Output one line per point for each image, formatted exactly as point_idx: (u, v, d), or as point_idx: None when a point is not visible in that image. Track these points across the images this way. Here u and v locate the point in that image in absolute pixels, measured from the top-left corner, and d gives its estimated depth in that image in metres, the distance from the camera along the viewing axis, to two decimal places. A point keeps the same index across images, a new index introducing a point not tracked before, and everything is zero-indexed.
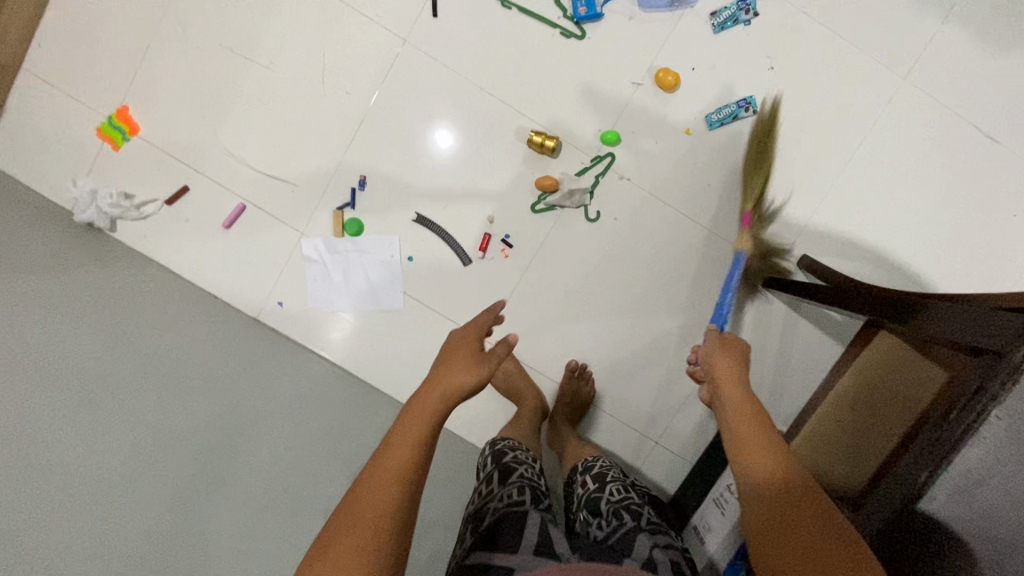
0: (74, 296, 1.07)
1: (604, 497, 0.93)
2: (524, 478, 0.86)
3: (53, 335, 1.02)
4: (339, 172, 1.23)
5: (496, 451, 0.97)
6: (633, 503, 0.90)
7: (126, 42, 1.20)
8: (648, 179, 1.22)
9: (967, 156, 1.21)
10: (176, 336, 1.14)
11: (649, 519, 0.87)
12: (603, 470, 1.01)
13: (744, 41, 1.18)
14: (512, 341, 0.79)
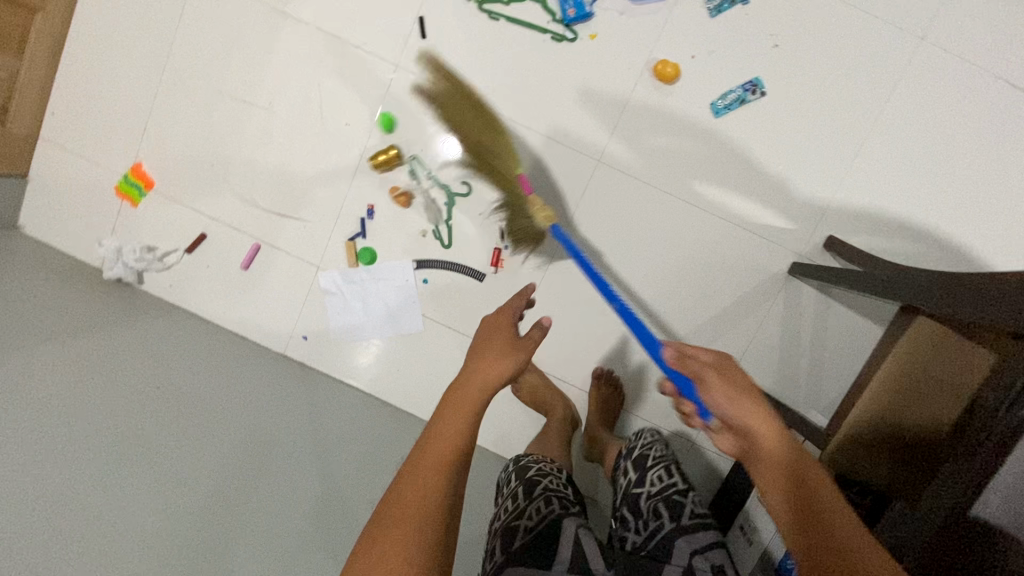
0: (113, 349, 1.13)
1: (645, 490, 0.91)
2: (550, 491, 0.86)
3: (93, 379, 1.05)
4: (346, 203, 1.24)
5: (518, 467, 0.96)
6: (677, 491, 0.87)
7: (132, 101, 1.24)
8: (657, 174, 1.18)
9: (995, 112, 1.13)
10: (211, 380, 1.18)
11: (695, 507, 0.85)
12: (643, 453, 0.99)
13: (744, 21, 1.12)
14: (546, 324, 0.89)
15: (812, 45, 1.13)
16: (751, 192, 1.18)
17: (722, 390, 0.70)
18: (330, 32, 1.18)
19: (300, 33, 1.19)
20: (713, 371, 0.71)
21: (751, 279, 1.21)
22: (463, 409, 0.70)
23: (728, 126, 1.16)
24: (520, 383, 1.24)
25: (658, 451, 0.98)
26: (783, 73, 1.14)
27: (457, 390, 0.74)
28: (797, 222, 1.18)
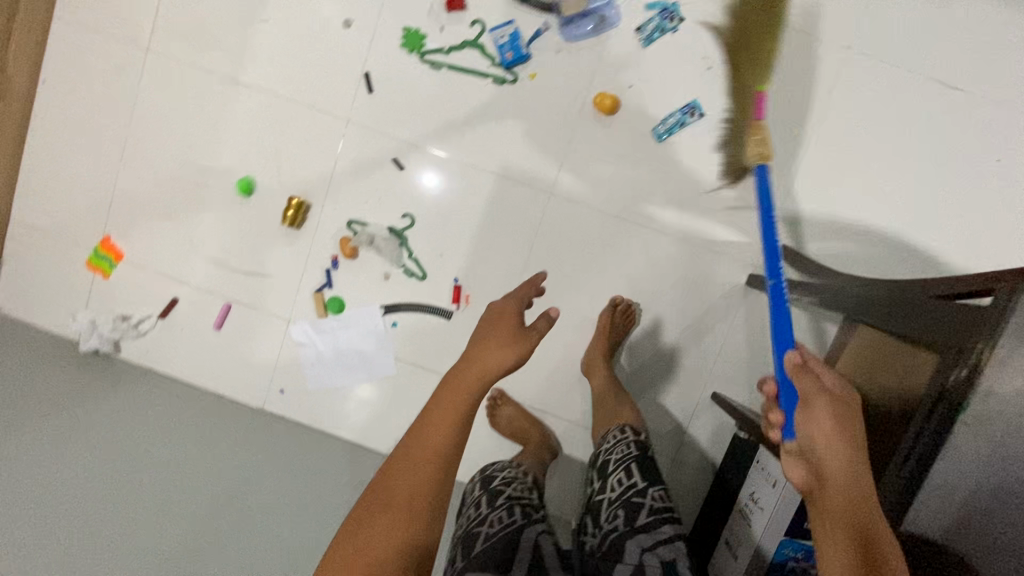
0: (123, 399, 1.23)
1: (607, 496, 0.93)
2: (512, 499, 0.90)
3: (106, 422, 1.18)
4: (311, 256, 1.27)
5: (484, 476, 0.99)
6: (636, 494, 0.90)
7: (97, 177, 1.28)
8: (608, 202, 1.22)
9: (935, 110, 1.15)
10: (200, 432, 1.23)
11: (652, 507, 0.88)
12: (605, 456, 1.01)
13: (675, 49, 1.16)
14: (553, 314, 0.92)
15: (745, 64, 1.17)
16: (702, 210, 1.21)
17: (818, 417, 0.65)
18: (282, 94, 1.23)
19: (253, 98, 1.23)
20: (825, 398, 0.66)
21: (712, 294, 1.23)
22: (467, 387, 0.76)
23: (673, 149, 1.19)
24: (500, 414, 1.27)
25: (622, 450, 0.99)
26: (720, 93, 1.17)
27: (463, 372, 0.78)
28: (750, 235, 1.21)
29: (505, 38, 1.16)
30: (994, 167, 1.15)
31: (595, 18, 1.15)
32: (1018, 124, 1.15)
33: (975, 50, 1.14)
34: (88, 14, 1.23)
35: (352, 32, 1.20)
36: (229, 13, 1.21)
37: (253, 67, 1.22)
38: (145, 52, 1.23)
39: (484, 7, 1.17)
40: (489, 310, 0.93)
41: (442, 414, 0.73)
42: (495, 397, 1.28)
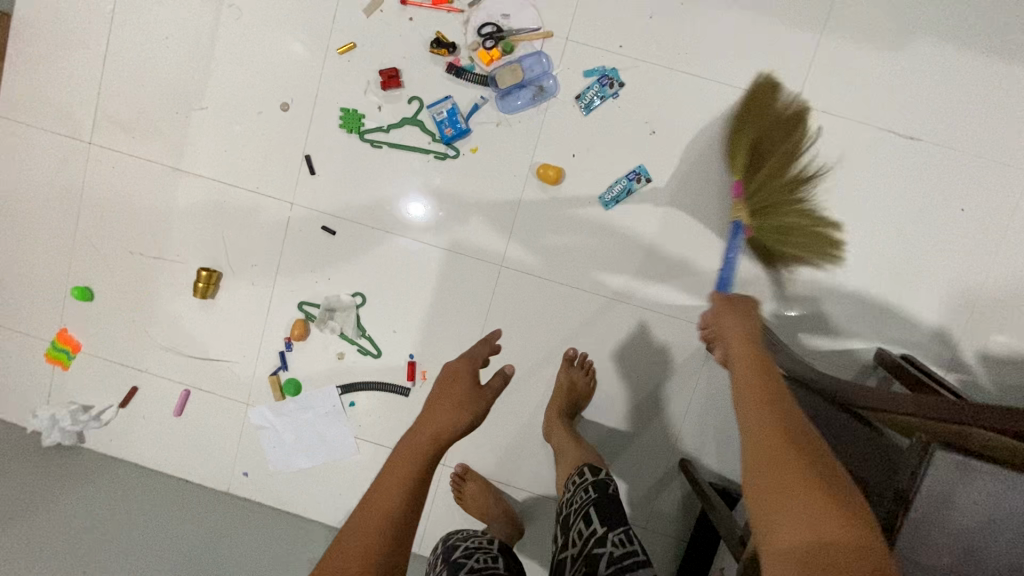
0: (93, 490, 1.24)
1: (569, 552, 0.86)
2: (473, 570, 0.84)
3: (85, 508, 1.21)
4: (265, 339, 1.26)
5: (444, 548, 0.93)
6: (596, 544, 0.82)
7: (50, 270, 1.27)
8: (561, 271, 1.19)
9: (892, 161, 1.11)
10: (170, 519, 1.24)
11: (612, 556, 0.79)
12: (567, 508, 0.93)
13: (617, 114, 1.13)
14: (509, 370, 1.05)
15: (691, 124, 1.13)
16: (655, 275, 1.17)
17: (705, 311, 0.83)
18: (226, 180, 1.22)
19: (197, 184, 1.22)
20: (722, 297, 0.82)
21: (673, 358, 1.20)
22: (426, 434, 0.83)
23: (622, 215, 1.16)
24: (464, 493, 1.22)
25: (581, 496, 0.92)
26: (667, 156, 1.14)
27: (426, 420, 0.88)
28: (708, 297, 1.17)
29: (442, 112, 1.13)
30: (958, 217, 1.11)
31: (532, 89, 1.13)
32: (981, 171, 1.10)
33: (929, 98, 1.09)
34: (28, 114, 1.23)
35: (291, 114, 1.18)
36: (167, 103, 1.20)
37: (195, 156, 1.21)
38: (87, 146, 1.23)
39: (420, 84, 1.15)
40: (443, 370, 1.00)
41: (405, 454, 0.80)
42: (459, 474, 1.24)
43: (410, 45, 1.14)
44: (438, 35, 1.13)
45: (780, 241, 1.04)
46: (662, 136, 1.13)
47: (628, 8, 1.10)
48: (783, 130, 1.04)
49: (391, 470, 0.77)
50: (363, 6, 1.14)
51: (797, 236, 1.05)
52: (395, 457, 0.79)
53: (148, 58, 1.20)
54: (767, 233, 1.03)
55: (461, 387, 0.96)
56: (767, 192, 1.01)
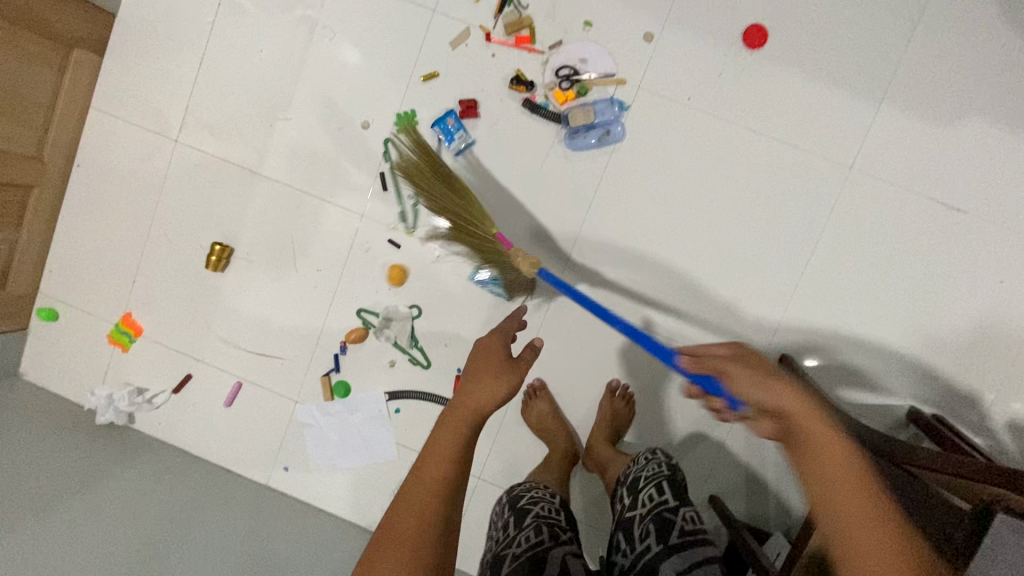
0: (144, 466, 1.29)
1: (637, 512, 0.95)
2: (541, 517, 0.92)
3: (146, 469, 1.28)
4: (321, 341, 1.31)
5: (511, 497, 1.00)
6: (668, 512, 0.92)
7: (123, 256, 1.34)
8: (610, 303, 1.24)
9: (936, 229, 1.17)
10: (215, 497, 1.28)
11: (683, 529, 0.89)
12: (637, 475, 1.02)
13: (679, 161, 1.20)
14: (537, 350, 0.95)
15: (749, 177, 1.19)
16: (701, 316, 1.23)
17: (744, 379, 0.74)
18: (301, 186, 1.28)
19: (272, 188, 1.29)
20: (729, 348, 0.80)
21: None
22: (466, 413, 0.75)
23: (675, 256, 1.22)
24: (529, 406, 1.27)
25: (653, 468, 1.01)
26: (722, 205, 1.20)
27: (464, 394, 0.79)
28: (749, 342, 1.23)
29: (459, 133, 1.21)
30: (994, 288, 1.17)
31: (600, 131, 1.19)
32: (1023, 247, 1.16)
33: (974, 174, 1.16)
34: (121, 107, 1.30)
35: (371, 132, 1.25)
36: (253, 111, 1.28)
37: (274, 161, 1.28)
38: (173, 143, 1.30)
39: (496, 116, 1.22)
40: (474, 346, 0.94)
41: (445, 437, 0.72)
42: (533, 390, 1.28)
43: (490, 79, 1.22)
44: (517, 72, 1.20)
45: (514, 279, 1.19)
46: (720, 186, 1.20)
47: (700, 64, 1.17)
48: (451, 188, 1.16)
49: (432, 444, 0.71)
50: (450, 40, 1.22)
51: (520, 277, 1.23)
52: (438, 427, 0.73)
53: (240, 68, 1.27)
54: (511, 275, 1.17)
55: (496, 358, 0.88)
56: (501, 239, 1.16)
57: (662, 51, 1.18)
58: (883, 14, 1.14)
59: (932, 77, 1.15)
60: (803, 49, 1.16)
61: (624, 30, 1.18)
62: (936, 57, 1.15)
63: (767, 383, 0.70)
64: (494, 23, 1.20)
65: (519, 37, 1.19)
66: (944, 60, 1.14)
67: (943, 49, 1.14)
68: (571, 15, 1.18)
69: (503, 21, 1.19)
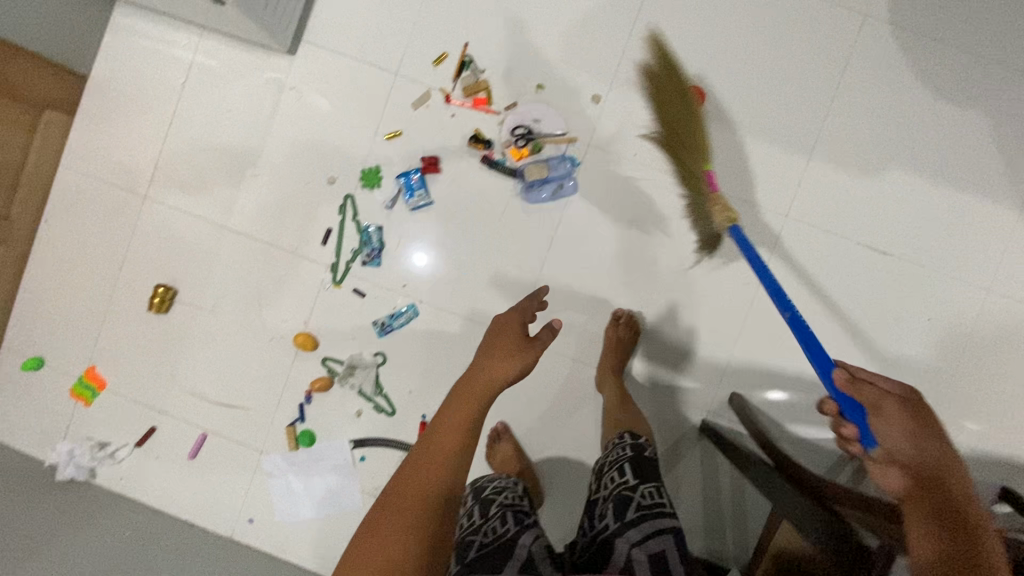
0: (101, 525, 1.27)
1: (600, 494, 0.98)
2: (505, 506, 0.94)
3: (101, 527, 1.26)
4: (287, 390, 1.32)
5: (476, 488, 1.03)
6: (627, 490, 0.94)
7: (90, 310, 1.35)
8: (568, 346, 1.30)
9: (868, 272, 1.25)
10: (173, 555, 1.27)
11: (640, 503, 0.91)
12: (604, 459, 1.05)
13: (627, 213, 1.27)
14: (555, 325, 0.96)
15: (694, 226, 1.27)
16: (655, 357, 1.29)
17: (899, 428, 0.71)
18: (268, 240, 1.32)
19: (239, 242, 1.32)
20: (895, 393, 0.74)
21: (670, 433, 1.29)
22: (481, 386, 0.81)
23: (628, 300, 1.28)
24: (495, 450, 1.29)
25: (617, 452, 1.03)
26: (671, 252, 1.27)
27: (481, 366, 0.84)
28: (702, 381, 1.28)
29: (419, 189, 1.27)
30: (924, 326, 1.25)
31: (554, 185, 1.27)
32: (947, 287, 1.25)
33: (899, 221, 1.25)
34: (92, 165, 1.34)
35: (336, 187, 1.30)
36: (223, 168, 1.32)
37: (241, 216, 1.32)
38: (142, 199, 1.33)
39: (456, 172, 1.29)
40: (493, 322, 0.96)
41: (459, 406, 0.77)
42: (498, 431, 1.30)
43: (450, 137, 1.28)
44: (476, 131, 1.27)
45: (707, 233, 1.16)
46: (667, 235, 1.27)
47: (645, 123, 1.26)
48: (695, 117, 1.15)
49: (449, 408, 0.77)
50: (412, 101, 1.29)
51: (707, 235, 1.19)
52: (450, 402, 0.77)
53: (211, 127, 1.32)
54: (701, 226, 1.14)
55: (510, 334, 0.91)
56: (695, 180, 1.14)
57: (609, 112, 1.27)
58: (811, 77, 1.24)
59: (856, 133, 1.25)
60: (739, 109, 1.26)
61: (574, 93, 1.27)
62: (859, 114, 1.25)
63: (942, 445, 0.69)
64: (453, 86, 1.28)
65: (476, 99, 1.27)
66: (868, 117, 1.24)
67: (865, 107, 1.24)
68: (525, 79, 1.27)
69: (462, 83, 1.27)
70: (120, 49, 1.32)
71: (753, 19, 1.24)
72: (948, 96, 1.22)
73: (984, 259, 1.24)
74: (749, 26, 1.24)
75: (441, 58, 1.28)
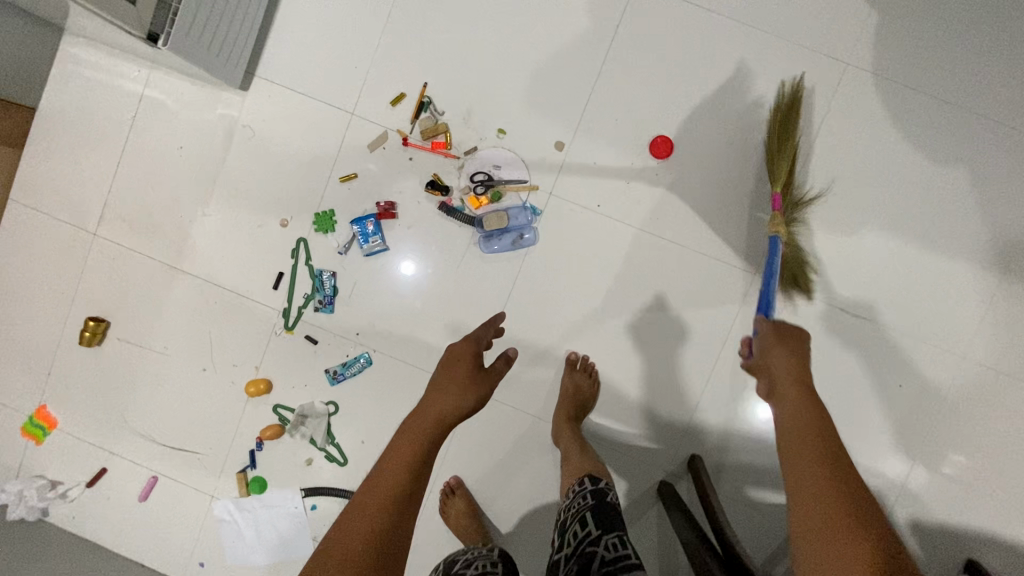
0: None
1: (563, 553, 0.87)
2: None
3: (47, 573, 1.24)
4: (238, 436, 1.30)
5: None
6: (590, 543, 0.84)
7: (40, 348, 1.32)
8: (524, 401, 1.25)
9: (839, 336, 1.20)
10: None
11: (603, 558, 0.79)
12: (568, 513, 0.95)
13: (589, 265, 1.22)
14: (512, 354, 1.02)
15: (658, 282, 1.22)
16: (613, 415, 1.24)
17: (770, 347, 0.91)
18: (220, 283, 1.28)
19: (191, 284, 1.29)
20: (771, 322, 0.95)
21: (626, 493, 1.25)
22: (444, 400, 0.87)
23: (588, 356, 1.23)
24: (448, 507, 1.23)
25: (579, 502, 0.95)
26: (633, 308, 1.22)
27: (440, 388, 0.90)
28: (660, 442, 1.23)
29: (375, 236, 1.22)
30: (895, 392, 1.19)
31: (514, 236, 1.21)
32: (920, 353, 1.19)
33: (873, 282, 1.19)
34: (41, 200, 1.30)
35: (289, 230, 1.26)
36: (174, 206, 1.28)
37: (192, 257, 1.28)
38: (91, 236, 1.29)
39: (413, 217, 1.24)
40: (449, 351, 0.99)
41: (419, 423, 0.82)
42: (450, 487, 1.25)
43: (407, 181, 1.23)
44: (434, 176, 1.22)
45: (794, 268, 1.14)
46: (630, 290, 1.22)
47: (610, 172, 1.21)
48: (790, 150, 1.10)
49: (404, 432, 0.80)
50: (369, 142, 1.24)
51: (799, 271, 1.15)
52: (401, 433, 0.80)
53: (163, 164, 1.27)
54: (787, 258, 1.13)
55: (462, 368, 0.93)
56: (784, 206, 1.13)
57: (573, 159, 1.21)
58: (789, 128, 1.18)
59: (830, 189, 1.19)
60: (709, 159, 1.19)
61: (537, 139, 1.21)
62: (835, 169, 1.19)
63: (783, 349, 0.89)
64: (411, 128, 1.23)
65: (435, 142, 1.21)
66: (843, 173, 1.18)
67: (840, 162, 1.18)
68: (485, 123, 1.22)
69: (420, 126, 1.22)
70: (68, 80, 1.27)
71: (726, 65, 1.18)
72: (926, 154, 1.17)
73: (961, 324, 1.18)
74: (723, 73, 1.18)
75: (400, 97, 1.22)
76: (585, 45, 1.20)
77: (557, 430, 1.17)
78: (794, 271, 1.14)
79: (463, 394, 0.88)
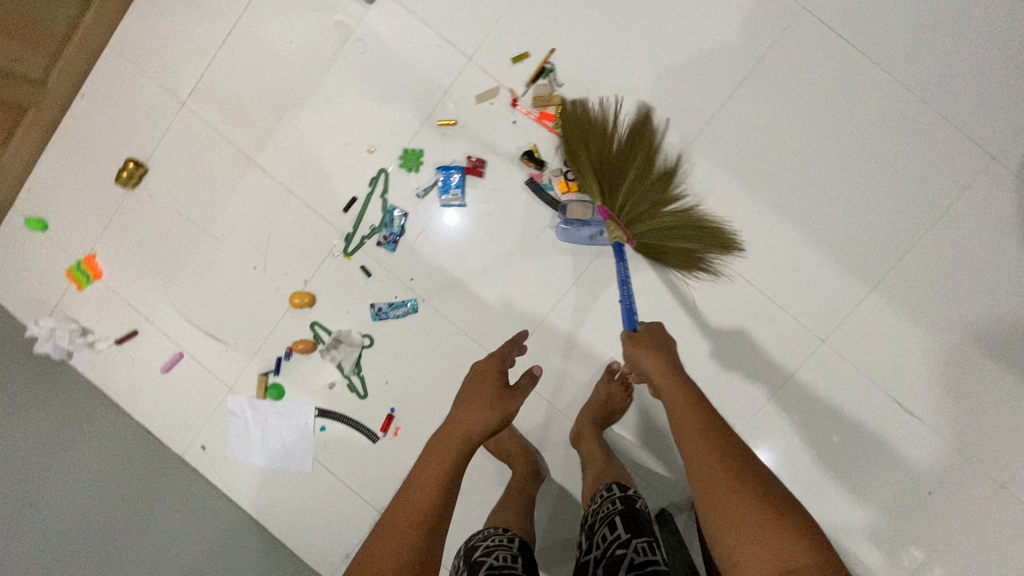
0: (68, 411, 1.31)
1: (592, 555, 0.88)
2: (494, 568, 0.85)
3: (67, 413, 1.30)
4: (270, 341, 1.31)
5: (468, 547, 0.95)
6: (619, 546, 0.85)
7: (103, 199, 1.32)
8: (554, 393, 1.24)
9: (886, 426, 1.16)
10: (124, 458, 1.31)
11: (632, 560, 0.81)
12: (595, 515, 0.96)
13: (659, 280, 1.19)
14: (538, 369, 1.05)
15: (720, 318, 1.18)
16: (635, 431, 1.23)
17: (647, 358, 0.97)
18: (291, 188, 1.26)
19: (263, 181, 1.27)
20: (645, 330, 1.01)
21: None
22: (477, 409, 0.91)
23: None
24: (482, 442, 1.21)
25: (607, 506, 0.95)
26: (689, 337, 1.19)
27: (463, 401, 0.93)
28: (673, 471, 1.23)
29: (455, 189, 1.20)
30: (925, 499, 1.15)
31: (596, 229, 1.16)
32: (965, 469, 1.14)
33: (938, 384, 1.14)
34: (139, 55, 1.28)
35: (375, 157, 1.23)
36: (268, 99, 1.25)
37: (272, 155, 1.26)
38: (178, 105, 1.27)
39: (499, 181, 1.21)
40: (473, 370, 1.01)
41: (446, 443, 0.87)
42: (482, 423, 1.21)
43: (505, 143, 1.20)
44: (532, 147, 1.19)
45: (677, 236, 1.09)
46: (691, 318, 1.18)
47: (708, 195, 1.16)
48: (586, 153, 1.09)
49: (433, 452, 0.86)
50: (477, 93, 1.19)
51: (687, 233, 1.09)
52: (431, 447, 0.87)
53: (267, 55, 1.24)
54: (664, 235, 1.08)
55: (491, 385, 0.95)
56: (632, 188, 1.07)
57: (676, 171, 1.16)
58: (665, 122, 1.16)
59: (925, 278, 1.14)
60: (809, 212, 1.15)
61: None
62: (937, 260, 1.13)
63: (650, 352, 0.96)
64: (524, 91, 1.18)
65: (544, 113, 1.18)
66: (945, 266, 1.13)
67: (945, 254, 1.13)
68: None
69: (534, 91, 1.18)
70: None
71: (864, 124, 1.13)
72: None
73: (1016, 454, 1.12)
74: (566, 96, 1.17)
75: (522, 57, 1.18)
76: (728, 60, 1.15)
77: (578, 431, 1.18)
78: (687, 236, 1.09)
79: (482, 417, 0.89)
